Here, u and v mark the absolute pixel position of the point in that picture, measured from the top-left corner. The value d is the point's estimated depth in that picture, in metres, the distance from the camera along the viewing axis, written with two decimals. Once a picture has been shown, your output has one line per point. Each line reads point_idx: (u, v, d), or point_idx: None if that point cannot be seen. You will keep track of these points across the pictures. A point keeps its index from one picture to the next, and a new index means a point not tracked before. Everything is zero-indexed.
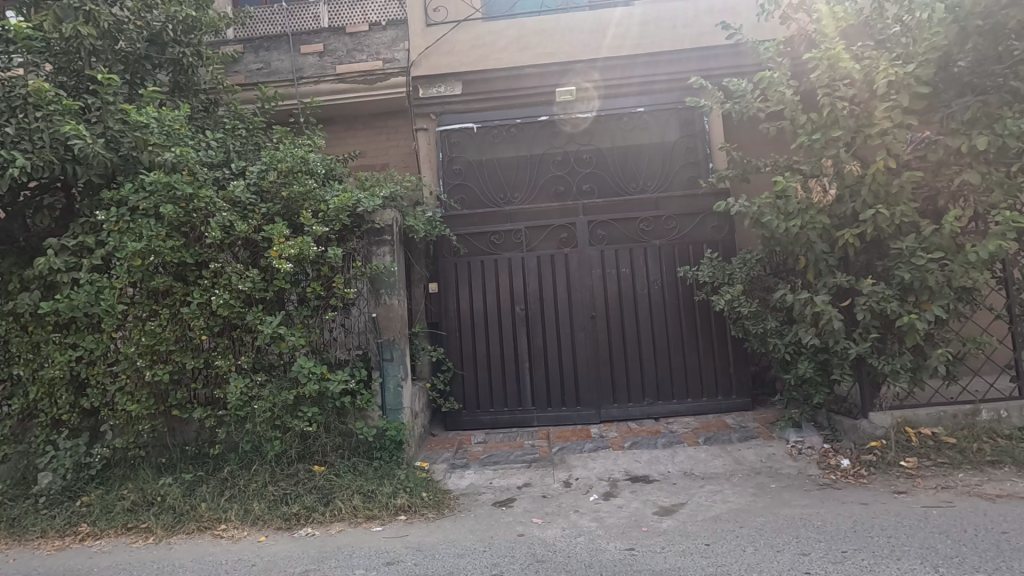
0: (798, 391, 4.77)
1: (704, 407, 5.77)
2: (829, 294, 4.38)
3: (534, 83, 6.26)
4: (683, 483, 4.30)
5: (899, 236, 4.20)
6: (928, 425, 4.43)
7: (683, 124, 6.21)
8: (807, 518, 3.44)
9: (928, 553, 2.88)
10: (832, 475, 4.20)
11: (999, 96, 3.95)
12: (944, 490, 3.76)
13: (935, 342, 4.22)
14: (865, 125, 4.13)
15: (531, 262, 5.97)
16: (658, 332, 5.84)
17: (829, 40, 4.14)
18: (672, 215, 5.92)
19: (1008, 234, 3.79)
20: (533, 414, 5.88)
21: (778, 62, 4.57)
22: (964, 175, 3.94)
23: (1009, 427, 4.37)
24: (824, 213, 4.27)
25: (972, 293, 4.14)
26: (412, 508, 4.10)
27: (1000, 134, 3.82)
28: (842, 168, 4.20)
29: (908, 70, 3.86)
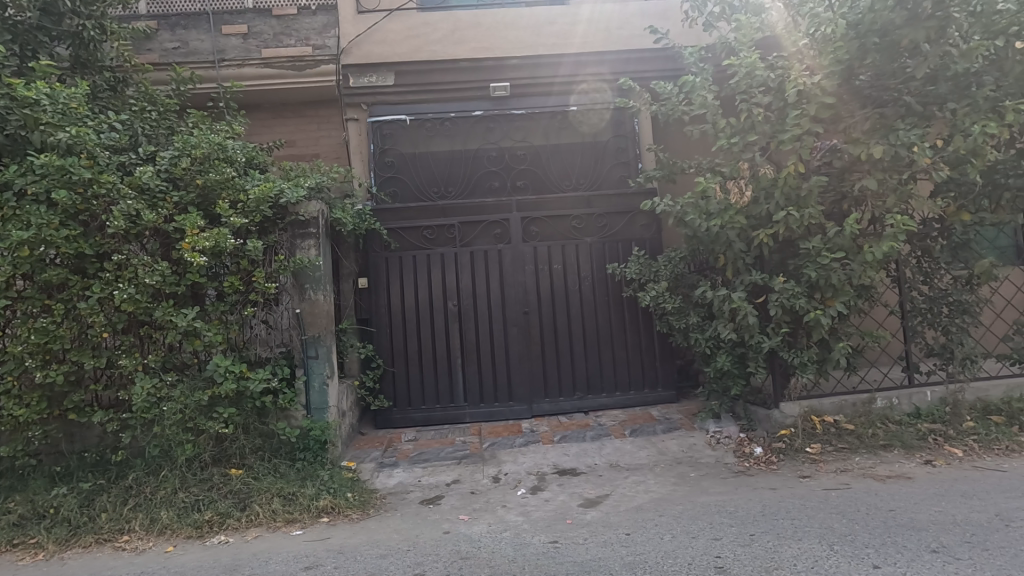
0: (717, 383, 5.01)
1: (632, 399, 5.94)
2: (745, 290, 4.62)
3: (468, 76, 6.18)
4: (609, 474, 4.41)
5: (807, 236, 4.48)
6: (831, 413, 4.76)
7: (615, 124, 6.34)
8: (721, 504, 3.61)
9: (825, 533, 3.08)
10: (746, 463, 4.43)
11: (895, 109, 4.27)
12: (843, 473, 4.05)
13: (838, 336, 4.53)
14: (779, 131, 4.36)
15: (464, 258, 5.93)
16: (589, 327, 5.95)
17: (746, 50, 4.36)
18: (603, 212, 6.05)
19: (899, 237, 4.10)
20: (466, 410, 5.85)
21: (701, 67, 4.76)
22: (864, 181, 4.24)
23: (900, 413, 4.77)
24: (741, 214, 4.50)
25: (869, 290, 4.48)
26: (336, 510, 3.97)
27: (894, 144, 4.10)
28: (758, 171, 4.43)
29: (814, 80, 4.15)
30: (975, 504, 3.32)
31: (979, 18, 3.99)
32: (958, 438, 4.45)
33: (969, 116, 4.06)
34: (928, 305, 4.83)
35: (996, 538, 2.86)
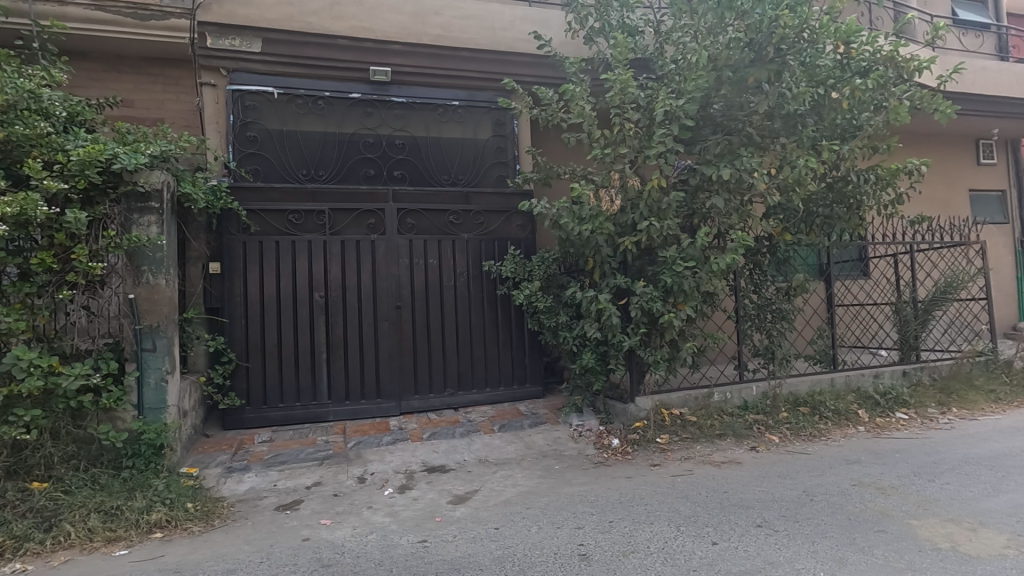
0: (581, 379, 5.30)
1: (501, 395, 6.04)
2: (610, 292, 4.94)
3: (345, 55, 5.81)
4: (478, 470, 4.44)
5: (665, 245, 4.90)
6: (678, 406, 5.28)
7: (495, 124, 6.40)
8: (584, 494, 3.80)
9: (673, 515, 3.39)
10: (604, 454, 4.73)
11: (740, 138, 4.83)
12: (687, 460, 4.50)
13: (686, 336, 5.04)
14: (645, 146, 4.72)
15: (333, 247, 5.58)
16: (462, 323, 5.94)
17: (621, 67, 4.65)
18: (481, 210, 6.09)
19: (739, 251, 4.66)
20: (329, 408, 5.51)
21: (580, 78, 5.00)
22: (713, 200, 4.76)
23: (732, 405, 5.41)
24: (610, 221, 4.80)
25: (713, 297, 5.04)
26: (172, 523, 3.49)
27: (738, 169, 4.61)
28: (626, 182, 4.76)
29: (679, 103, 4.52)
30: (788, 482, 3.87)
31: (808, 68, 4.63)
32: (775, 426, 5.17)
33: (795, 150, 4.68)
34: (756, 311, 5.57)
35: (804, 510, 3.35)
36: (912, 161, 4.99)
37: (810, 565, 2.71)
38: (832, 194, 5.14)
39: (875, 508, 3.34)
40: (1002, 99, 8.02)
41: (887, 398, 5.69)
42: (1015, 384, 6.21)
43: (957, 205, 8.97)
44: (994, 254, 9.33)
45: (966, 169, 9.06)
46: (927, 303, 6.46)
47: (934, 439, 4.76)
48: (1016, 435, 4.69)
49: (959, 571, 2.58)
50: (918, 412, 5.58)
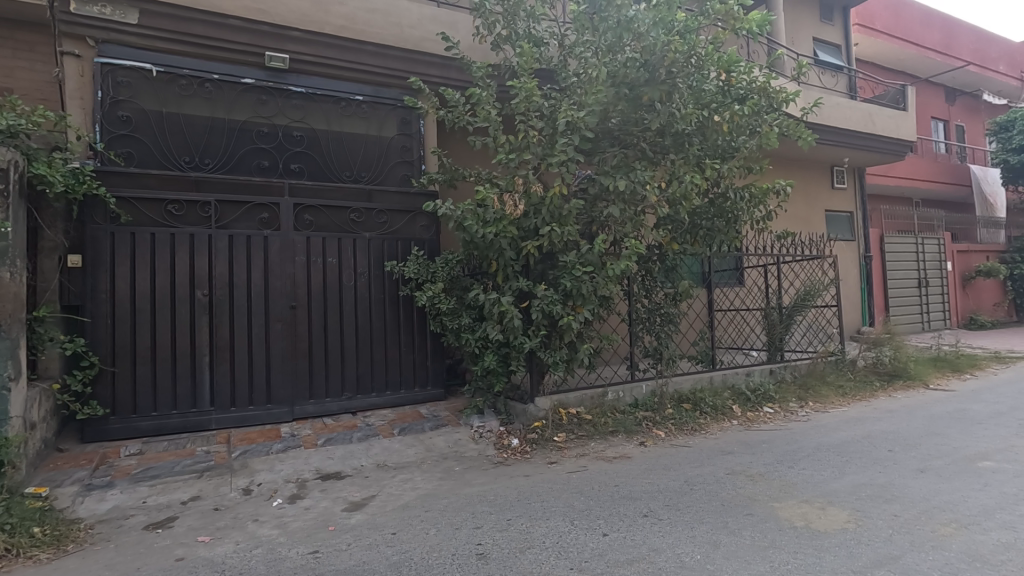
0: (483, 381, 5.36)
1: (402, 398, 5.92)
2: (512, 295, 5.03)
3: (238, 37, 5.41)
4: (375, 475, 4.32)
5: (565, 250, 5.08)
6: (574, 405, 5.50)
7: (401, 123, 6.28)
8: (482, 494, 3.83)
9: (567, 510, 3.52)
10: (504, 454, 4.80)
11: (636, 151, 5.13)
12: (581, 456, 4.70)
13: (584, 338, 5.25)
14: (547, 154, 4.88)
15: (220, 241, 5.18)
16: (362, 324, 5.75)
17: (526, 76, 4.79)
18: (384, 209, 5.94)
19: (632, 257, 4.95)
20: (211, 416, 5.08)
21: (486, 83, 5.07)
22: (610, 208, 5.02)
23: (623, 403, 5.72)
24: (513, 225, 4.89)
25: (608, 301, 5.29)
26: (13, 552, 3.04)
27: (632, 180, 4.90)
28: (530, 188, 4.89)
29: (580, 114, 4.72)
30: (671, 474, 4.16)
31: (694, 91, 5.02)
32: (662, 422, 5.54)
33: (683, 166, 5.05)
34: (647, 314, 6.00)
35: (684, 499, 3.62)
36: (779, 182, 5.59)
37: (689, 548, 2.92)
38: (713, 209, 5.60)
39: (745, 493, 3.69)
40: (851, 132, 9.23)
41: (757, 394, 6.31)
42: (858, 380, 7.15)
43: (815, 223, 10.18)
44: (844, 267, 10.69)
45: (822, 191, 10.31)
46: (790, 308, 7.32)
47: (793, 429, 5.34)
48: (857, 424, 5.39)
49: (810, 545, 2.91)
50: (781, 406, 6.23)
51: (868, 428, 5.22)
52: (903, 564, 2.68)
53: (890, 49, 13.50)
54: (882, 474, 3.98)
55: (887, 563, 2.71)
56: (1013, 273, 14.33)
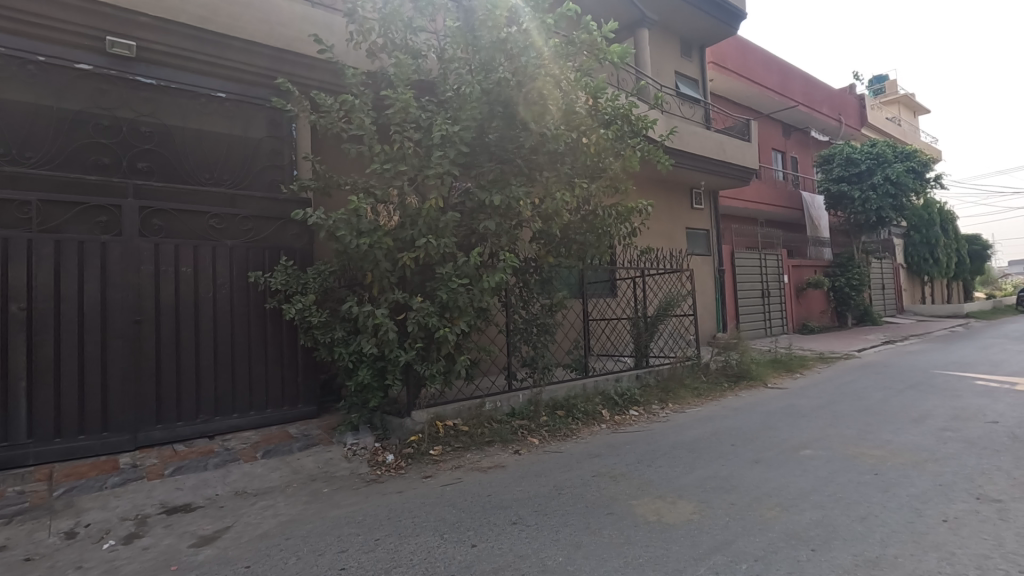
0: (358, 397, 5.23)
1: (268, 418, 5.52)
2: (388, 307, 4.94)
3: (70, 16, 4.75)
4: (232, 504, 3.98)
5: (442, 262, 5.07)
6: (451, 417, 5.55)
7: (271, 124, 6.04)
8: (351, 515, 3.69)
9: (438, 524, 3.50)
10: (378, 471, 4.67)
11: (513, 167, 5.27)
12: (457, 468, 4.71)
13: (462, 349, 5.26)
14: (424, 166, 4.87)
15: (44, 247, 4.50)
16: (222, 340, 5.30)
17: (401, 87, 4.79)
18: (248, 215, 5.54)
19: (507, 270, 5.07)
20: (29, 449, 4.37)
21: (360, 90, 4.95)
22: (486, 222, 5.09)
23: (501, 412, 5.86)
24: (388, 236, 4.81)
25: (486, 313, 5.36)
26: None
27: (507, 196, 5.03)
28: (405, 199, 4.87)
29: (455, 129, 4.80)
30: (542, 480, 4.31)
31: (564, 113, 5.29)
32: (536, 429, 5.71)
33: (555, 184, 5.29)
34: (524, 324, 6.26)
35: (552, 504, 3.76)
36: (642, 203, 6.06)
37: (552, 552, 3.04)
38: (586, 224, 5.89)
39: (607, 494, 3.92)
40: (706, 158, 10.29)
41: (623, 398, 6.75)
42: (710, 381, 7.93)
43: (677, 239, 11.18)
44: (701, 279, 11.84)
45: (683, 210, 11.37)
46: (654, 317, 8.02)
47: (654, 430, 5.79)
48: (707, 422, 5.96)
49: (659, 538, 3.16)
50: (645, 408, 6.72)
51: (716, 425, 5.81)
52: (734, 547, 3.01)
53: (738, 86, 15.28)
54: (725, 467, 4.43)
55: (722, 548, 3.01)
56: (834, 284, 16.78)
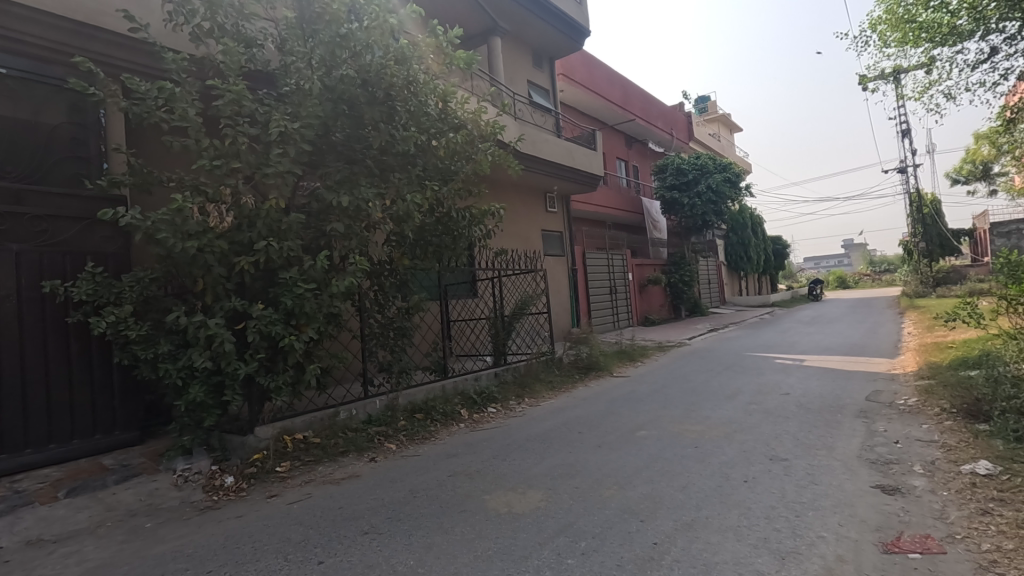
0: (189, 417, 4.62)
1: (74, 450, 4.74)
2: (223, 316, 4.51)
3: None
4: (22, 556, 3.36)
5: (287, 266, 4.75)
6: (301, 429, 5.30)
7: (72, 109, 5.23)
8: (178, 549, 3.33)
9: (282, 545, 3.30)
10: (214, 496, 4.25)
11: (362, 168, 5.13)
12: (306, 483, 4.45)
13: (312, 358, 4.95)
14: (261, 164, 4.53)
15: None
16: (6, 362, 4.44)
17: (232, 77, 4.41)
18: (40, 214, 4.70)
19: (358, 273, 4.89)
20: None
21: (183, 78, 4.45)
22: (334, 223, 4.85)
23: (356, 421, 5.71)
24: (221, 239, 4.39)
25: (338, 318, 5.11)
26: None
27: (356, 197, 4.86)
28: (240, 199, 4.44)
29: (295, 126, 4.52)
30: (397, 486, 4.25)
31: (413, 114, 5.30)
32: (394, 435, 5.61)
33: (406, 186, 5.23)
34: (380, 329, 6.18)
35: (406, 509, 3.74)
36: (495, 205, 6.24)
37: (403, 557, 3.02)
38: (440, 226, 5.91)
39: (462, 491, 4.00)
40: (556, 164, 10.90)
41: (482, 396, 6.90)
42: (563, 374, 8.43)
43: (532, 240, 11.72)
44: (556, 278, 12.51)
45: (537, 214, 11.94)
46: (511, 316, 8.33)
47: (510, 425, 6.02)
48: (558, 414, 6.34)
49: (507, 528, 3.29)
50: (502, 405, 6.92)
51: (567, 415, 6.21)
52: (575, 528, 3.24)
53: (585, 97, 16.41)
54: (572, 454, 4.75)
55: (564, 530, 3.23)
56: (669, 281, 18.78)
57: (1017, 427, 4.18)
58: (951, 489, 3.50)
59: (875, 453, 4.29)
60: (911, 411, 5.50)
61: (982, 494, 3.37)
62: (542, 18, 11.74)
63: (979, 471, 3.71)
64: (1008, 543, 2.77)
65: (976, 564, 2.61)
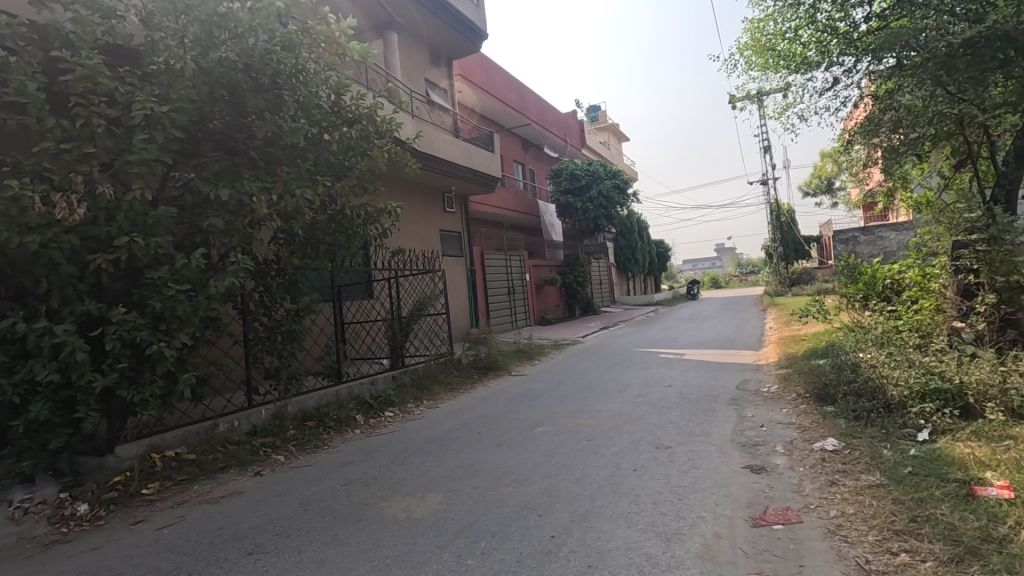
0: (30, 439, 4.00)
1: None
2: (75, 322, 3.94)
3: None
4: None
5: (155, 265, 4.27)
6: (173, 446, 4.80)
7: None
8: None
9: None
10: (63, 529, 3.71)
11: (244, 160, 4.80)
12: (179, 505, 4.03)
13: (186, 367, 4.49)
14: (122, 151, 4.03)
15: None
16: None
17: (85, 49, 3.87)
18: None
19: (239, 273, 4.51)
20: None
21: (21, 45, 3.81)
22: (210, 219, 4.42)
23: (238, 433, 5.28)
24: (72, 233, 3.83)
25: (216, 322, 4.70)
26: None
27: (238, 191, 4.48)
28: (94, 188, 3.91)
29: (164, 109, 4.08)
30: (285, 500, 3.98)
31: (302, 105, 5.01)
32: (282, 445, 5.25)
33: (295, 180, 4.92)
34: (266, 333, 5.76)
35: (296, 523, 3.52)
36: (392, 204, 6.06)
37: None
38: (334, 224, 5.62)
39: (358, 500, 3.84)
40: (454, 164, 10.85)
41: (378, 400, 6.66)
42: (462, 375, 8.39)
43: (430, 240, 11.57)
44: (455, 278, 12.46)
45: (436, 214, 11.82)
46: (408, 317, 8.15)
47: (408, 428, 5.89)
48: (458, 414, 6.30)
49: (406, 534, 3.21)
50: (400, 408, 6.75)
51: (467, 416, 6.21)
52: (475, 528, 3.23)
53: (482, 99, 16.52)
54: (471, 454, 4.74)
55: (464, 531, 3.21)
56: (564, 281, 19.47)
57: (856, 407, 4.85)
58: (806, 465, 3.96)
59: (745, 437, 4.74)
60: (774, 397, 6.17)
61: (830, 467, 3.85)
62: (439, 17, 11.64)
63: (827, 447, 4.24)
64: (850, 508, 3.19)
65: (827, 529, 2.96)
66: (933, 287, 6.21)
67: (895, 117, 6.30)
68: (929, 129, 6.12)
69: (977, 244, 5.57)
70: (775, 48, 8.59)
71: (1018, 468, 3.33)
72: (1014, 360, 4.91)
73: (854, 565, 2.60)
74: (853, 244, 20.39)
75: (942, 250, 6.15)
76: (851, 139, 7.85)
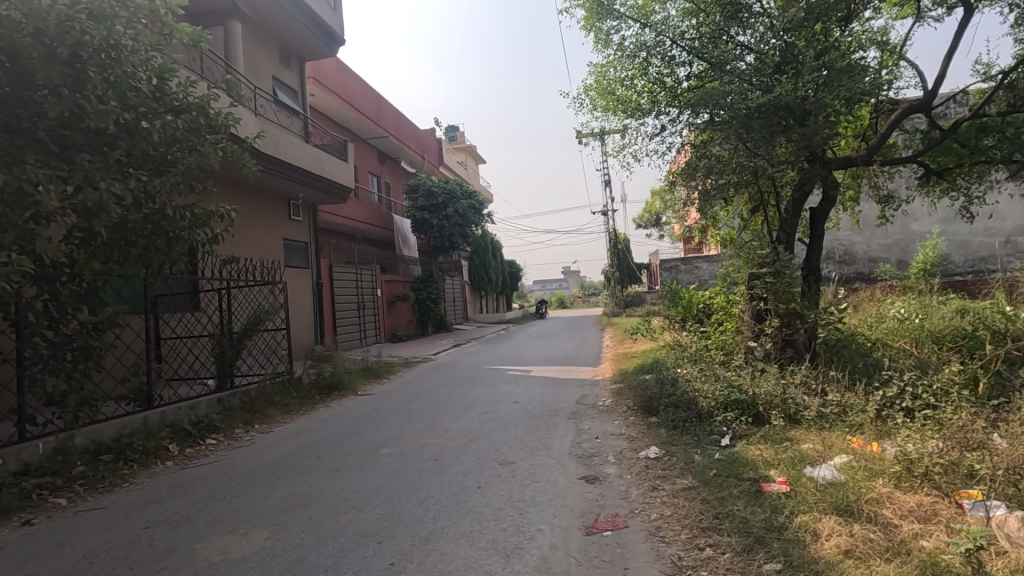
0: None
1: None
2: None
3: None
4: None
5: None
6: None
7: None
8: None
9: None
10: None
11: (29, 142, 3.95)
12: None
13: None
14: None
15: None
16: None
17: None
18: None
19: (13, 277, 3.66)
20: None
21: None
22: None
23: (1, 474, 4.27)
24: None
25: None
26: None
27: (18, 177, 3.67)
28: None
29: None
30: (63, 553, 3.28)
31: (112, 85, 4.33)
32: (65, 486, 4.36)
33: (100, 171, 4.19)
34: (50, 351, 4.78)
35: None
36: (224, 208, 5.41)
37: None
38: (150, 225, 4.87)
39: (163, 544, 3.31)
40: (300, 169, 10.15)
41: (198, 426, 5.88)
42: (301, 396, 7.76)
43: (270, 249, 10.65)
44: (298, 291, 11.60)
45: (278, 221, 10.95)
46: (240, 332, 7.36)
47: (233, 457, 5.27)
48: (294, 439, 5.80)
49: None
50: (225, 434, 6.03)
51: (305, 440, 5.75)
52: (306, 564, 2.97)
53: (335, 105, 15.76)
54: (307, 481, 4.38)
55: (293, 568, 2.93)
56: (417, 298, 19.23)
57: (674, 417, 5.46)
58: (633, 472, 4.33)
59: (581, 449, 5.04)
60: (608, 410, 6.67)
61: (652, 474, 4.24)
62: (291, 12, 10.93)
63: (651, 455, 4.67)
64: (668, 510, 3.53)
65: (648, 532, 3.24)
66: (733, 311, 7.27)
67: (707, 164, 7.22)
68: (734, 176, 7.07)
69: (766, 277, 6.48)
70: (614, 93, 9.21)
71: (792, 465, 3.98)
72: (792, 374, 5.86)
73: (671, 563, 2.85)
74: (675, 272, 23.05)
75: (740, 280, 7.06)
76: (674, 180, 8.88)
